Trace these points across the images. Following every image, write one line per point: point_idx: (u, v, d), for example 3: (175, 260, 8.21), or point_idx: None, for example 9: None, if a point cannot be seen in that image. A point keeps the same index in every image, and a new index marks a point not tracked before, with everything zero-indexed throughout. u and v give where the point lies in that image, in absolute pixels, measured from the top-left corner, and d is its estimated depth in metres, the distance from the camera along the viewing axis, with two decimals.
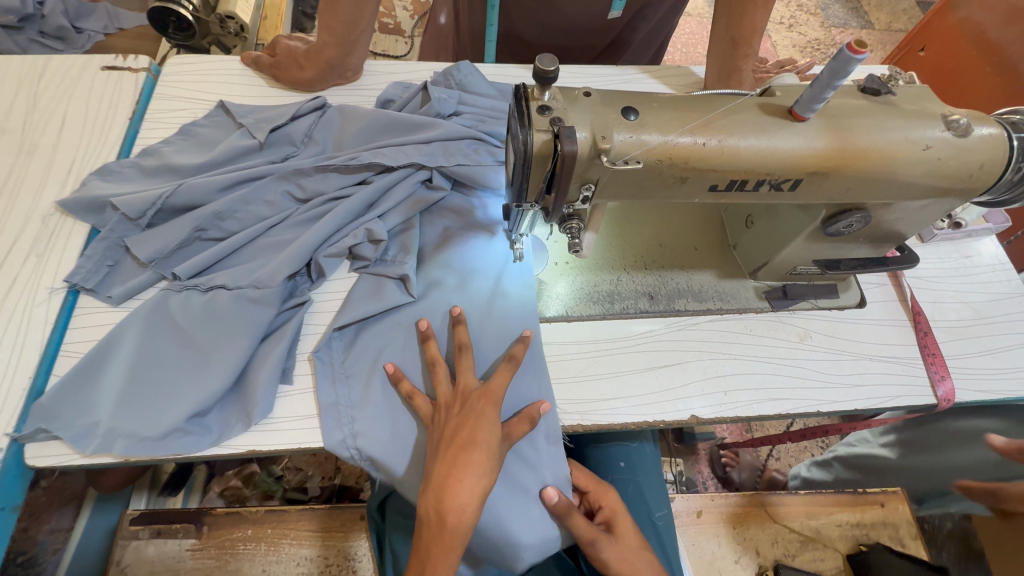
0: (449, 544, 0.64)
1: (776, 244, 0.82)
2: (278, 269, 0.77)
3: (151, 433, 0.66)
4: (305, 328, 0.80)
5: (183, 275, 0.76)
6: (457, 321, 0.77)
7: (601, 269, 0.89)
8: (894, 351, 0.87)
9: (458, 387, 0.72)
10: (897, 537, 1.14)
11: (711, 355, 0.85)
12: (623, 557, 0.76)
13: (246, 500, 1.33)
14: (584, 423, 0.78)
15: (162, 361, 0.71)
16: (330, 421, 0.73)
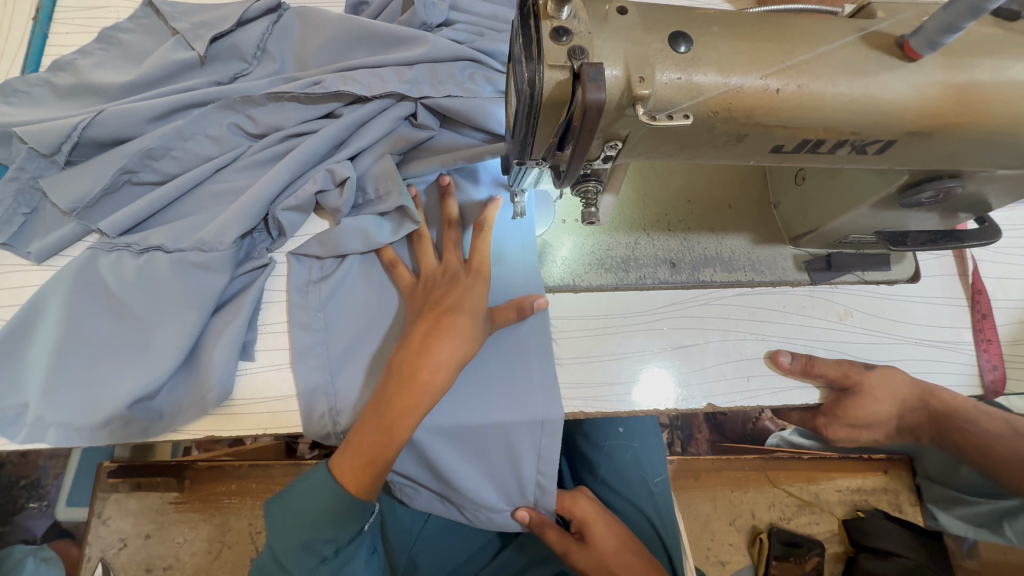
0: (416, 403, 0.58)
1: (831, 210, 0.68)
2: (226, 228, 0.63)
3: (89, 422, 0.58)
4: (267, 295, 0.68)
5: (112, 232, 0.63)
6: (445, 192, 0.69)
7: (617, 230, 0.76)
8: (945, 336, 0.76)
9: (444, 264, 0.66)
10: (896, 503, 1.12)
11: (736, 335, 0.74)
12: (596, 561, 0.75)
13: None
14: (587, 410, 0.70)
15: (96, 336, 0.60)
16: (302, 351, 0.65)
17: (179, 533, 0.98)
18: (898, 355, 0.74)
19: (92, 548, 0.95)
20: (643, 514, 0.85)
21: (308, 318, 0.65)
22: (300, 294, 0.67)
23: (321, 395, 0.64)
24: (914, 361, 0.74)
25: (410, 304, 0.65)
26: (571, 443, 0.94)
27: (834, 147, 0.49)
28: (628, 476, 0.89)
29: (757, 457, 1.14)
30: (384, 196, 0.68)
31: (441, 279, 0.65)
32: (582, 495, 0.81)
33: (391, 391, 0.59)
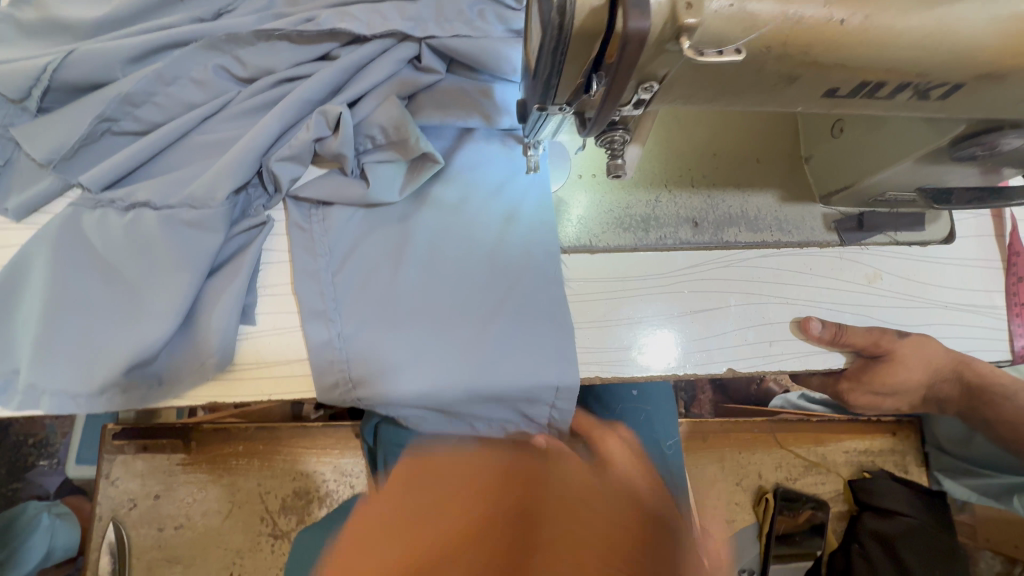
0: (443, 292, 0.63)
1: (871, 166, 0.63)
2: (218, 183, 0.58)
3: (85, 389, 0.55)
4: (266, 257, 0.64)
5: (94, 187, 0.58)
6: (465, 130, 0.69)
7: (637, 187, 0.72)
8: (976, 300, 0.73)
9: (464, 190, 0.68)
10: (902, 464, 1.13)
11: (759, 299, 0.71)
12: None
13: None
14: (602, 376, 0.67)
15: (84, 300, 0.57)
16: (306, 282, 0.63)
17: (188, 494, 0.98)
18: (928, 321, 0.71)
19: (103, 507, 0.95)
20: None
21: (314, 256, 0.63)
22: (302, 220, 0.64)
23: (327, 320, 0.62)
24: (944, 326, 0.71)
25: (429, 219, 0.66)
26: (581, 406, 0.93)
27: (895, 90, 0.43)
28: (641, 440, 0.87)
29: (765, 420, 1.14)
30: (391, 136, 0.64)
31: (463, 198, 0.67)
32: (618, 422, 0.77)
33: (523, 472, 0.51)
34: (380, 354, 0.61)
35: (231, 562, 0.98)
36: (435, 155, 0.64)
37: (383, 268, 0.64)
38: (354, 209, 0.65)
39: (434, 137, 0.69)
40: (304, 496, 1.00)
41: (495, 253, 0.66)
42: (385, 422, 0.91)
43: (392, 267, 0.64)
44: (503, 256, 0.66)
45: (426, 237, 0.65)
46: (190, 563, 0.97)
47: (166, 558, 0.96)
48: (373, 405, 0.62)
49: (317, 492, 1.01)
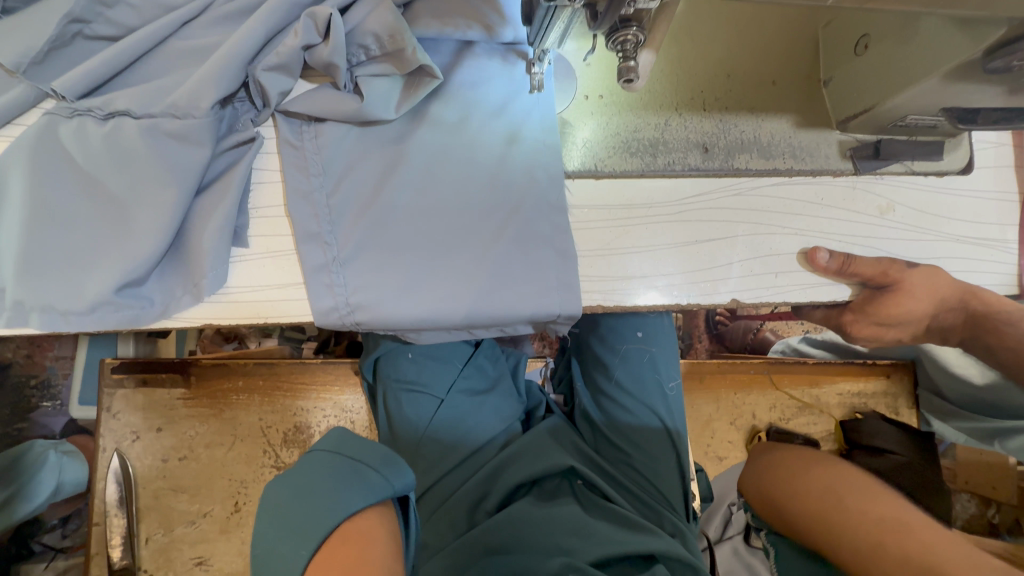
0: (442, 216, 0.61)
1: (894, 84, 0.60)
2: (201, 91, 0.55)
3: (75, 307, 0.54)
4: (256, 176, 0.61)
5: (69, 95, 0.54)
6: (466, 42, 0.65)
7: (646, 108, 0.68)
8: (989, 233, 0.71)
9: (466, 109, 0.64)
10: (893, 406, 1.15)
11: (767, 229, 0.69)
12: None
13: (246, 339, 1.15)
14: (605, 305, 0.66)
15: (68, 215, 0.54)
16: (299, 203, 0.60)
17: (190, 427, 0.99)
18: (938, 253, 0.69)
19: (106, 440, 0.96)
20: (654, 416, 0.86)
21: (308, 176, 0.61)
22: (293, 138, 0.61)
23: (323, 245, 0.60)
24: (952, 259, 0.70)
25: (428, 139, 0.62)
26: (585, 345, 0.92)
27: None
28: (643, 379, 0.87)
29: (761, 362, 1.14)
30: (388, 48, 0.59)
31: (463, 119, 0.63)
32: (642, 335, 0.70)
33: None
34: (376, 278, 0.60)
35: (236, 492, 1.00)
36: (434, 69, 0.59)
37: (378, 189, 0.61)
38: (348, 126, 0.62)
39: (432, 52, 0.65)
40: (304, 430, 1.02)
41: (496, 175, 0.63)
42: (384, 357, 0.90)
43: (387, 186, 0.61)
44: (505, 177, 0.63)
45: (422, 158, 0.62)
46: (195, 492, 0.99)
47: (172, 488, 0.98)
48: (373, 329, 0.62)
49: (319, 427, 1.02)
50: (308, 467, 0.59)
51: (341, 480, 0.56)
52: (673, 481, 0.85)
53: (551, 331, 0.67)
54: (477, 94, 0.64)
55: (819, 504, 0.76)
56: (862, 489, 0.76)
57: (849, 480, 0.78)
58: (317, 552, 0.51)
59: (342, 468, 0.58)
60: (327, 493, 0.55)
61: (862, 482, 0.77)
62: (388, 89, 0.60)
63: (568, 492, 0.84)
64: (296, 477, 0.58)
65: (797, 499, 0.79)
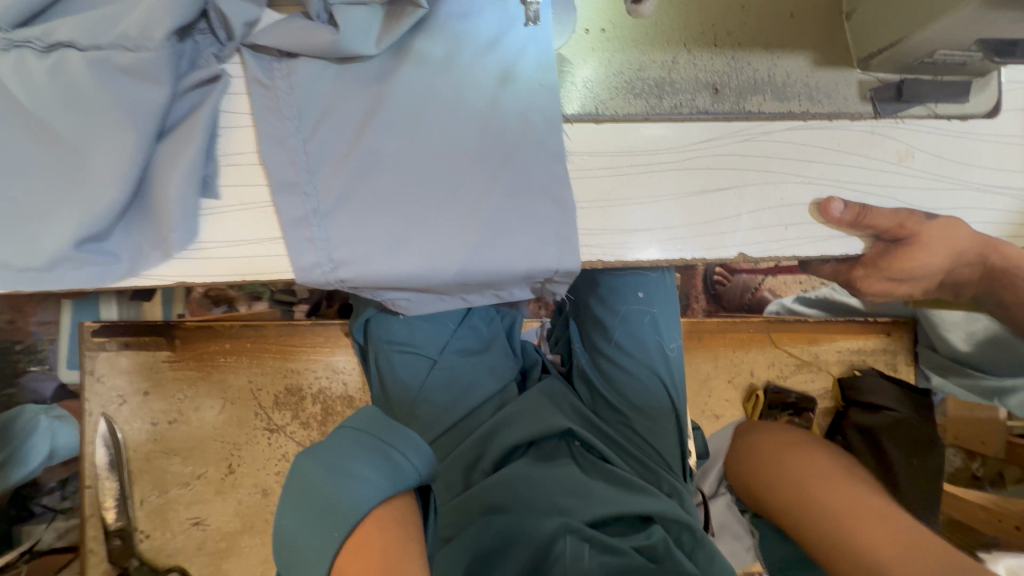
0: (431, 165, 0.57)
1: (926, 12, 0.54)
2: (154, 20, 0.48)
3: (32, 263, 0.50)
4: (224, 120, 0.56)
5: (3, 23, 0.48)
6: None
7: (653, 43, 0.62)
8: (1011, 182, 0.67)
9: (454, 45, 0.58)
10: (892, 363, 1.14)
11: (778, 178, 0.64)
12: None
13: (234, 302, 1.12)
14: (605, 261, 0.63)
15: (16, 163, 0.49)
16: (274, 150, 0.55)
17: (178, 390, 0.97)
18: (955, 203, 0.66)
19: (92, 404, 0.94)
20: (655, 376, 0.84)
21: (281, 120, 0.55)
22: (263, 77, 0.55)
23: (300, 198, 0.56)
24: (969, 209, 0.66)
25: (413, 79, 0.57)
26: (583, 305, 0.89)
27: None
28: (644, 340, 0.85)
29: (762, 320, 1.12)
30: None
31: (450, 56, 0.58)
32: None
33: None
34: (360, 232, 0.56)
35: (230, 454, 0.99)
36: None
37: (358, 134, 0.56)
38: (323, 63, 0.56)
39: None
40: (297, 392, 1.00)
41: (488, 119, 0.58)
42: (375, 317, 0.87)
43: (369, 131, 0.55)
44: (499, 121, 0.58)
45: (406, 100, 0.56)
46: (188, 454, 0.98)
47: (163, 450, 0.97)
48: (358, 286, 0.58)
49: (310, 389, 1.00)
50: (339, 442, 0.55)
51: (369, 462, 0.52)
52: (671, 441, 0.84)
53: (548, 288, 0.63)
54: (466, 27, 0.58)
55: (788, 496, 0.69)
56: (838, 480, 0.68)
57: (827, 470, 0.70)
58: (348, 539, 0.48)
59: (374, 451, 0.53)
60: (354, 476, 0.51)
61: (835, 471, 0.69)
62: (366, 22, 0.54)
63: (566, 453, 0.83)
64: (328, 452, 0.53)
65: (770, 491, 0.73)
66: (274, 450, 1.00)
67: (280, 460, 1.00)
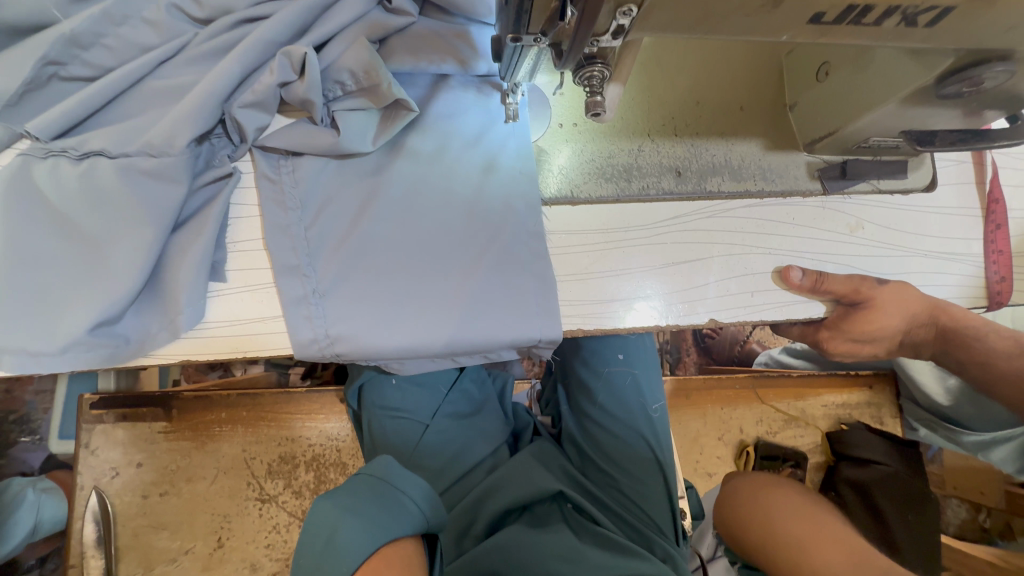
0: (420, 248, 0.62)
1: (854, 108, 0.62)
2: (177, 129, 0.55)
3: (45, 348, 0.53)
4: (234, 210, 0.62)
5: (43, 136, 0.54)
6: (443, 77, 0.66)
7: (619, 135, 0.70)
8: (955, 248, 0.73)
9: (443, 141, 0.65)
10: (878, 416, 1.16)
11: (742, 249, 0.70)
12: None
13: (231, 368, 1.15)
14: (585, 329, 0.67)
15: (40, 255, 0.54)
16: (278, 238, 0.60)
17: (172, 461, 0.97)
18: (906, 268, 0.72)
19: (84, 477, 0.94)
20: (639, 437, 0.86)
21: (285, 209, 0.61)
22: (271, 172, 0.61)
23: (300, 281, 0.60)
24: (920, 274, 0.72)
25: (407, 171, 0.63)
26: (569, 369, 0.92)
27: (882, 16, 0.42)
28: (628, 402, 0.87)
29: (748, 376, 1.15)
30: (364, 92, 0.61)
31: (437, 151, 0.64)
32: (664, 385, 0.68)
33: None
34: (355, 312, 0.60)
35: (219, 527, 0.98)
36: (409, 102, 0.60)
37: (356, 222, 0.61)
38: (325, 160, 0.62)
39: (408, 85, 0.66)
40: (291, 460, 1.01)
41: (475, 204, 0.64)
42: (369, 384, 0.89)
43: (364, 219, 0.61)
44: (484, 207, 0.64)
45: (399, 190, 0.63)
46: (176, 529, 0.96)
47: (152, 525, 0.96)
48: (350, 359, 0.61)
49: (303, 456, 1.01)
50: (352, 490, 0.62)
51: (380, 507, 0.59)
52: (661, 502, 0.85)
53: (534, 354, 0.67)
54: (454, 126, 0.66)
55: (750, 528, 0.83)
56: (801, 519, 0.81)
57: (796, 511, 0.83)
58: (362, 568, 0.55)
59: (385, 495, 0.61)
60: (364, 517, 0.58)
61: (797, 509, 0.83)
62: (365, 126, 0.62)
63: (558, 517, 0.83)
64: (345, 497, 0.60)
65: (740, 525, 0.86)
66: (264, 521, 0.99)
67: (271, 532, 0.99)
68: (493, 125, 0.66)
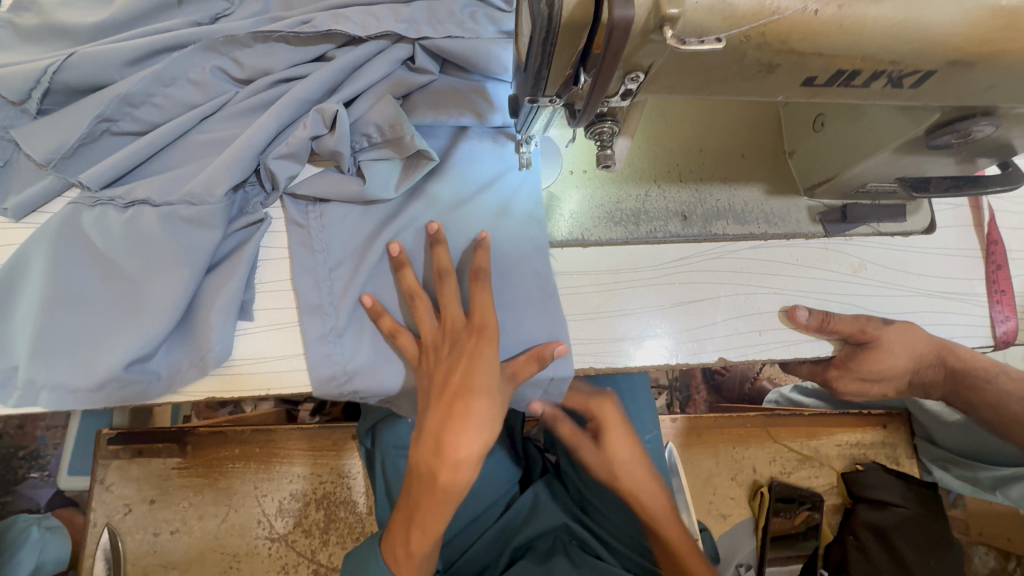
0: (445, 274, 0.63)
1: (850, 157, 0.65)
2: (216, 180, 0.60)
3: (82, 385, 0.56)
4: (263, 253, 0.65)
5: (93, 186, 0.59)
6: (462, 129, 0.71)
7: (627, 182, 0.73)
8: (957, 288, 0.75)
9: (462, 188, 0.69)
10: (893, 456, 1.14)
11: (748, 289, 0.72)
12: (605, 465, 0.82)
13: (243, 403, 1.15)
14: (598, 367, 0.68)
15: (84, 295, 0.57)
16: (307, 281, 0.63)
17: (184, 498, 0.98)
18: (911, 308, 0.73)
19: (97, 514, 0.95)
20: None
21: (313, 253, 0.64)
22: (300, 217, 0.65)
23: (325, 318, 0.63)
24: (926, 314, 0.73)
25: (427, 217, 0.67)
26: None
27: (869, 79, 0.45)
28: None
29: (756, 415, 1.15)
30: (388, 144, 0.65)
31: (452, 198, 0.68)
32: (609, 403, 0.81)
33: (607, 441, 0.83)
34: (376, 350, 0.63)
35: (228, 567, 0.97)
36: (430, 152, 0.65)
37: (378, 266, 0.65)
38: (350, 206, 0.66)
39: (429, 136, 0.70)
40: (302, 499, 1.00)
41: (490, 245, 0.67)
42: (382, 422, 0.90)
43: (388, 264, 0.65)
44: (499, 249, 0.67)
45: (420, 235, 0.66)
46: (186, 568, 0.96)
47: (161, 564, 0.95)
48: (369, 395, 0.63)
49: (314, 494, 1.01)
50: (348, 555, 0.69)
51: None
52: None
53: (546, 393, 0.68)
54: (472, 173, 0.70)
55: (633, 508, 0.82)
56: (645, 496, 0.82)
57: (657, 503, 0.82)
58: None
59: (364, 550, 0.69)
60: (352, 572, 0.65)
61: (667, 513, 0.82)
62: (389, 175, 0.66)
63: (562, 550, 0.84)
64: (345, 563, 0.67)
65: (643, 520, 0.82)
66: (274, 561, 0.98)
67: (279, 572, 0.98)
68: (508, 171, 0.70)
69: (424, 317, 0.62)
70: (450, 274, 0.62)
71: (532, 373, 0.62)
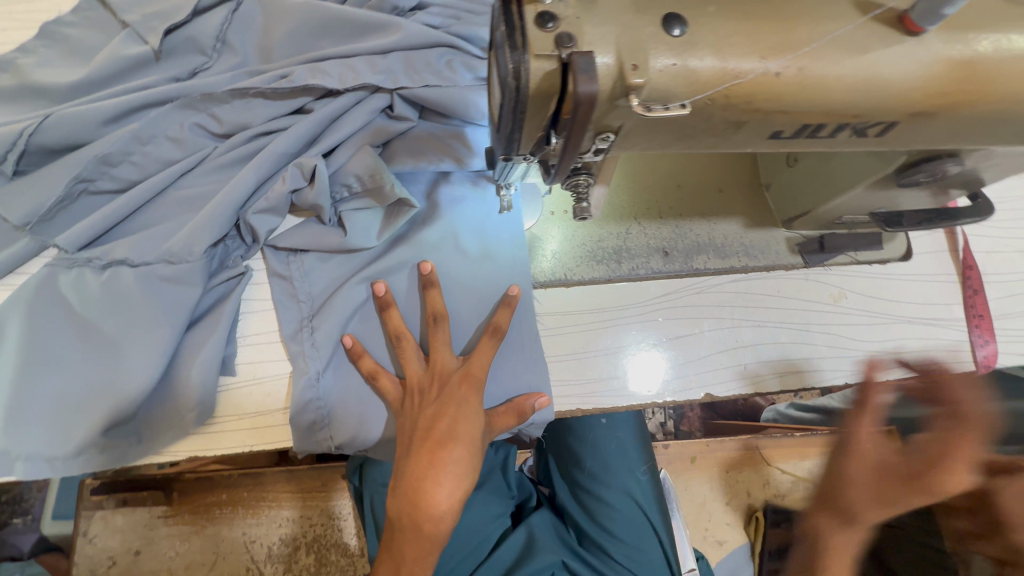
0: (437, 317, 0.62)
1: (824, 192, 0.66)
2: (195, 238, 0.60)
3: (59, 452, 0.55)
4: (245, 305, 0.65)
5: (70, 248, 0.59)
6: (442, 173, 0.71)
7: (607, 220, 0.75)
8: (936, 314, 0.76)
9: (444, 233, 0.69)
10: None
11: (731, 322, 0.73)
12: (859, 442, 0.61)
13: None
14: (584, 408, 0.68)
15: (58, 361, 0.56)
16: (290, 332, 0.63)
17: (170, 547, 0.96)
18: (891, 336, 0.74)
19: (81, 568, 0.92)
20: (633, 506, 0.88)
21: (296, 305, 0.64)
22: (281, 269, 0.65)
23: (307, 368, 0.62)
24: (905, 342, 0.74)
25: (409, 264, 0.67)
26: (558, 440, 0.93)
27: (834, 130, 0.46)
28: (615, 468, 0.89)
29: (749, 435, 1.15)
30: (368, 194, 0.66)
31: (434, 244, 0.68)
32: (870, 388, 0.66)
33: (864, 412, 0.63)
34: (359, 403, 0.62)
35: None
36: (410, 200, 0.65)
37: (361, 315, 0.65)
38: (331, 256, 0.66)
39: (410, 182, 0.71)
40: (291, 543, 0.99)
41: (473, 290, 0.67)
42: (369, 461, 0.88)
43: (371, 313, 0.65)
44: (481, 293, 0.67)
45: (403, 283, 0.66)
46: None
47: None
48: (350, 445, 0.62)
49: (304, 538, 0.99)
50: None
51: None
52: (658, 567, 0.86)
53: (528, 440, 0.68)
54: (453, 217, 0.70)
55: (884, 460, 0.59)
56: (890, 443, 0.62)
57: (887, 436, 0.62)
58: None
59: None
60: None
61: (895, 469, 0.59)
62: (369, 224, 0.66)
63: None
64: None
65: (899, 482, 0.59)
66: None
67: None
68: (490, 214, 0.70)
69: (411, 361, 0.61)
70: (443, 320, 0.62)
71: (510, 426, 0.61)
